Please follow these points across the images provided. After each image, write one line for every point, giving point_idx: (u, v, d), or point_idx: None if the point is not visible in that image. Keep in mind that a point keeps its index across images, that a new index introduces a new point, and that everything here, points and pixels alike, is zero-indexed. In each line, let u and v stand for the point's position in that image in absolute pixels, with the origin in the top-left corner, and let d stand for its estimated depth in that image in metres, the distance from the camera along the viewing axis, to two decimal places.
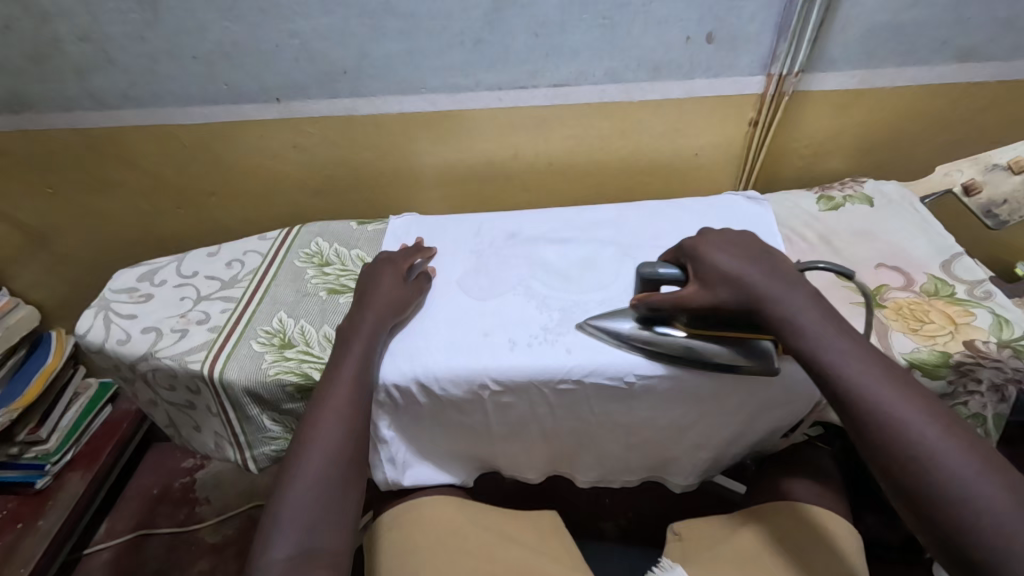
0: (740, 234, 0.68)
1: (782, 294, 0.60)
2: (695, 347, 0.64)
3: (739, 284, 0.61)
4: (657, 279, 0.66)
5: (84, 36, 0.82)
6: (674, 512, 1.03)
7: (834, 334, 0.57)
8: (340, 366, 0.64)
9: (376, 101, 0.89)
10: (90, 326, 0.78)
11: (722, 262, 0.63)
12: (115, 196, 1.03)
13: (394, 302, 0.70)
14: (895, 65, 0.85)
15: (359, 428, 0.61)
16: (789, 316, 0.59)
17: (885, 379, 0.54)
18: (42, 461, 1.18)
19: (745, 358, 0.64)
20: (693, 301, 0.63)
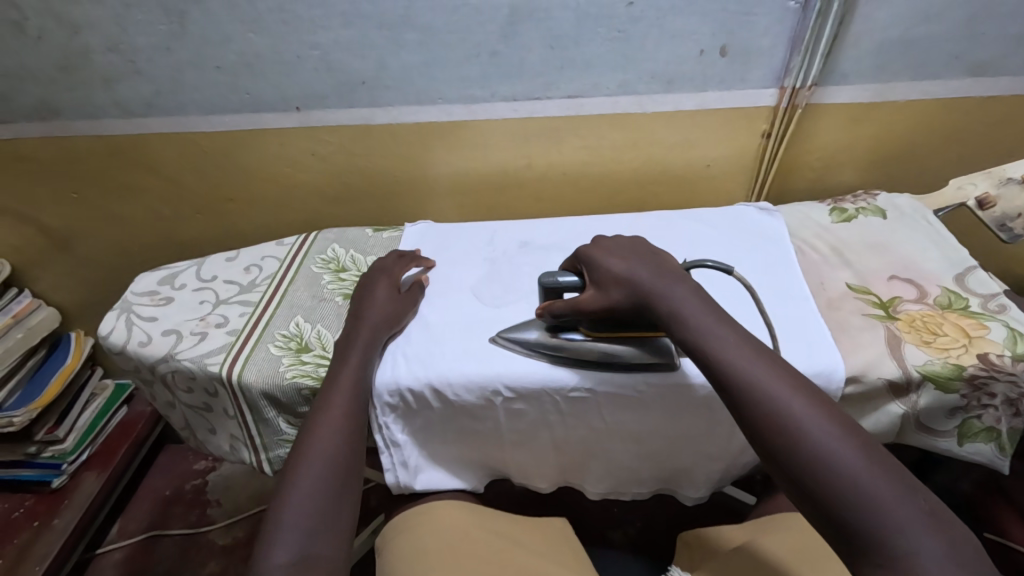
0: (630, 238, 0.70)
1: (671, 292, 0.61)
2: (608, 351, 0.66)
3: (633, 285, 0.62)
4: (557, 288, 0.68)
5: (113, 46, 0.85)
6: (684, 523, 1.02)
7: (723, 331, 0.57)
8: (337, 377, 0.65)
9: (393, 111, 0.91)
10: (113, 328, 0.79)
11: (614, 265, 0.65)
12: (137, 202, 1.05)
13: (388, 314, 0.72)
14: (908, 79, 0.85)
15: (357, 439, 0.62)
16: (683, 316, 0.59)
17: (772, 373, 0.53)
18: (59, 460, 1.20)
19: (651, 356, 0.66)
20: (590, 306, 0.64)
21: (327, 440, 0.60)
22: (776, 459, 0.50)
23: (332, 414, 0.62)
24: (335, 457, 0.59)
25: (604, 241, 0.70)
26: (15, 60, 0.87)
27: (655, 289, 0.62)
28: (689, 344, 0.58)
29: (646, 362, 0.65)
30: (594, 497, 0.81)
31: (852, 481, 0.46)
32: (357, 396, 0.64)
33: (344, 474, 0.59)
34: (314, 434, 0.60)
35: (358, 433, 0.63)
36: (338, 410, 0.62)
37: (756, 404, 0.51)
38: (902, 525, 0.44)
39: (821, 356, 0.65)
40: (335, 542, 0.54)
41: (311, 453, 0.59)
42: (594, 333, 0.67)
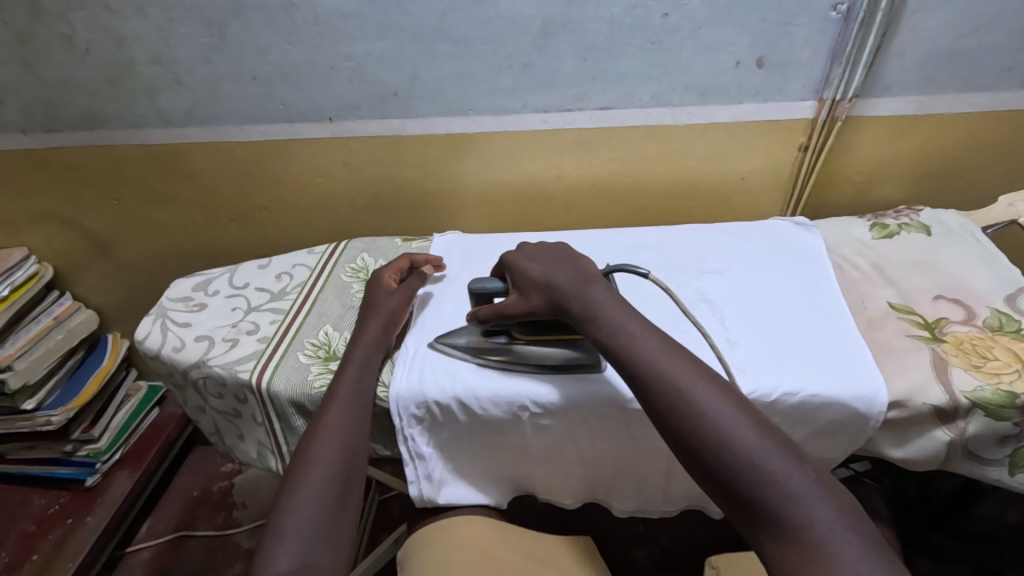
0: (558, 246, 0.69)
1: (587, 298, 0.60)
2: (535, 354, 0.68)
3: (548, 291, 0.63)
4: (486, 295, 0.69)
5: (156, 59, 0.87)
6: (710, 543, 0.99)
7: (666, 356, 0.54)
8: (337, 386, 0.66)
9: (424, 122, 0.91)
10: (148, 333, 0.81)
11: (533, 271, 0.65)
12: (175, 209, 1.08)
13: (389, 320, 0.73)
14: (955, 92, 0.82)
15: (357, 446, 0.62)
16: (597, 313, 0.59)
17: (716, 399, 0.50)
18: (93, 459, 1.23)
19: (577, 357, 0.67)
20: (512, 310, 0.65)
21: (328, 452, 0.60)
22: (675, 436, 0.50)
23: (332, 424, 0.62)
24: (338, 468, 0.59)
25: (522, 250, 0.69)
26: (65, 72, 0.90)
27: (590, 305, 0.60)
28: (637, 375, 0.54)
29: (573, 363, 0.67)
30: (620, 515, 0.79)
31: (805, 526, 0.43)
32: (360, 405, 0.65)
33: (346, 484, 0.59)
34: (314, 446, 0.60)
35: (360, 443, 0.62)
36: (339, 423, 0.62)
37: (699, 439, 0.48)
38: (837, 547, 0.42)
39: (863, 379, 0.62)
40: (336, 552, 0.54)
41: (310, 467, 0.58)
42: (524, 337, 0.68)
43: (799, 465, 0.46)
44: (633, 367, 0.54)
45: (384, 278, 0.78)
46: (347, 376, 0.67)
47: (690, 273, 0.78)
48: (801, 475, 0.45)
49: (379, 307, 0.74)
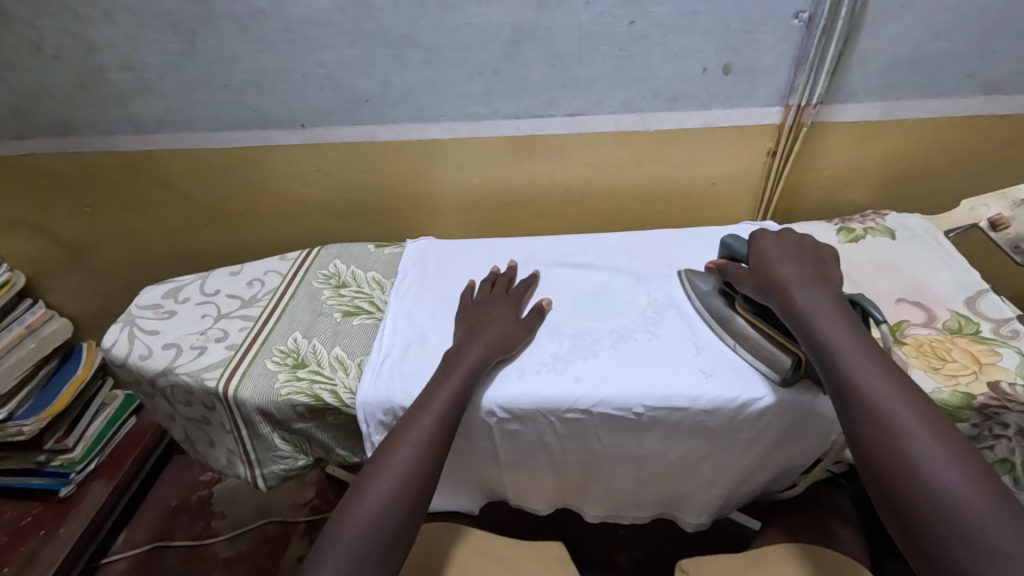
0: (808, 240, 0.68)
1: (809, 298, 0.60)
2: (744, 332, 0.66)
3: (766, 280, 0.63)
4: (734, 254, 0.71)
5: (126, 65, 0.87)
6: (688, 546, 0.97)
7: (863, 353, 0.55)
8: (431, 398, 0.63)
9: (397, 128, 0.91)
10: (115, 340, 0.80)
11: (768, 250, 0.66)
12: (148, 215, 1.07)
13: (500, 339, 0.68)
14: (917, 98, 0.84)
15: (433, 470, 0.59)
16: (813, 316, 0.59)
17: (897, 398, 0.51)
18: (67, 469, 1.22)
19: (777, 359, 0.63)
20: (738, 277, 0.67)
21: (400, 467, 0.58)
22: (871, 465, 0.50)
23: (417, 443, 0.60)
24: (405, 485, 0.57)
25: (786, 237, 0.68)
26: (34, 77, 0.90)
27: (796, 294, 0.61)
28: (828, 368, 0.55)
29: (771, 362, 0.63)
30: (593, 521, 0.79)
31: (970, 526, 0.43)
32: (447, 427, 0.61)
33: (409, 509, 0.57)
34: (390, 462, 0.58)
35: (438, 466, 0.60)
36: (424, 432, 0.60)
37: (897, 470, 0.48)
38: None
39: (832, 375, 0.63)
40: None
41: (377, 479, 0.57)
42: (748, 316, 0.67)
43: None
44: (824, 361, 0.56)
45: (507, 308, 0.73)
46: (442, 389, 0.63)
47: (660, 278, 0.79)
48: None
49: (483, 330, 0.70)
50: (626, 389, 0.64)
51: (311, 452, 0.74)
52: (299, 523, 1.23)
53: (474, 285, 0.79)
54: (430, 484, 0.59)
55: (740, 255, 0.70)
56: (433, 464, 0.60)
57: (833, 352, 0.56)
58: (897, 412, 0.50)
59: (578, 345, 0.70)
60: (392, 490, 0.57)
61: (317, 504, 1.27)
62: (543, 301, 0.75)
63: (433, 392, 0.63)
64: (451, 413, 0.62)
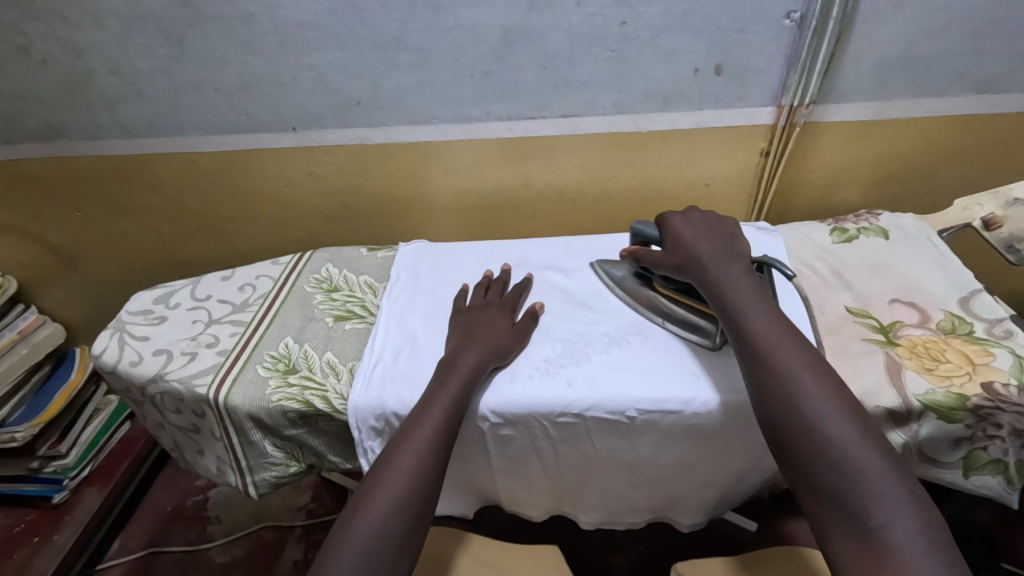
0: (712, 216, 0.74)
1: (724, 271, 0.65)
2: (666, 307, 0.72)
3: (687, 258, 0.68)
4: (645, 238, 0.74)
5: (115, 69, 0.86)
6: (686, 547, 0.97)
7: (764, 315, 0.60)
8: (429, 407, 0.62)
9: (388, 130, 0.91)
10: (105, 347, 0.79)
11: (684, 233, 0.70)
12: (139, 220, 1.07)
13: (495, 345, 0.68)
14: (909, 97, 0.83)
15: (433, 481, 0.59)
16: (726, 286, 0.63)
17: (791, 354, 0.56)
18: (61, 476, 1.21)
19: (702, 326, 0.69)
20: (659, 263, 0.71)
21: (398, 484, 0.57)
22: (767, 413, 0.54)
23: (415, 452, 0.59)
24: (406, 502, 0.57)
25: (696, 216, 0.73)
26: (22, 83, 0.89)
27: (712, 268, 0.65)
28: (735, 329, 0.60)
29: (695, 329, 0.69)
30: (587, 525, 0.79)
31: (845, 458, 0.48)
32: (446, 436, 0.61)
33: (409, 524, 0.56)
34: (390, 473, 0.58)
35: (437, 477, 0.59)
36: (421, 443, 0.60)
37: (790, 418, 0.52)
38: (910, 553, 0.43)
39: None
40: None
41: (376, 497, 0.56)
42: (668, 294, 0.72)
43: (892, 472, 0.47)
44: (733, 323, 0.60)
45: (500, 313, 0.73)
46: (437, 402, 0.62)
47: None
48: (892, 481, 0.47)
49: (477, 336, 0.69)
50: (618, 392, 0.64)
51: (303, 458, 0.74)
52: (294, 528, 1.23)
53: (467, 290, 0.79)
54: (430, 498, 0.58)
55: (651, 240, 0.74)
56: (433, 479, 0.59)
57: (739, 315, 0.60)
58: (792, 365, 0.55)
59: (570, 348, 0.70)
60: (393, 507, 0.56)
61: (313, 508, 1.27)
62: (536, 304, 0.75)
63: (429, 405, 0.62)
64: (451, 419, 0.61)
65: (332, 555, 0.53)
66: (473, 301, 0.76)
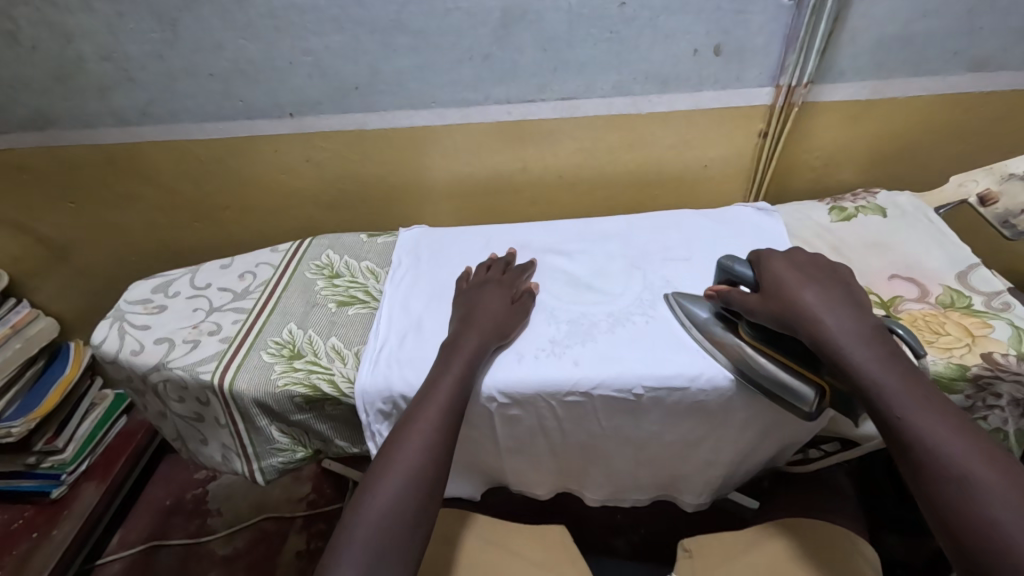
0: (820, 261, 0.65)
1: (844, 329, 0.57)
2: (754, 361, 0.62)
3: (792, 306, 0.59)
4: (733, 276, 0.66)
5: (107, 55, 0.85)
6: (688, 525, 0.98)
7: (881, 356, 0.54)
8: (435, 387, 0.62)
9: (387, 115, 0.90)
10: (105, 336, 0.79)
11: (785, 276, 0.62)
12: (133, 210, 1.05)
13: (498, 325, 0.68)
14: (905, 77, 0.84)
15: (442, 459, 0.59)
16: (851, 350, 0.55)
17: (959, 444, 0.49)
18: (58, 470, 1.20)
19: (796, 391, 0.59)
20: (751, 309, 0.62)
21: (409, 462, 0.58)
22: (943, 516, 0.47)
23: (423, 431, 0.59)
24: (417, 480, 0.57)
25: (795, 258, 0.65)
26: (11, 70, 0.87)
27: (831, 325, 0.57)
28: (849, 374, 0.54)
29: (788, 393, 0.60)
30: (592, 504, 0.80)
31: None
32: (453, 414, 0.61)
33: (421, 500, 0.57)
34: (399, 453, 0.58)
35: (446, 454, 0.60)
36: (428, 423, 0.60)
37: (971, 524, 0.46)
38: None
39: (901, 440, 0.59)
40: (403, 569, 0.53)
41: (387, 477, 0.57)
42: (755, 343, 0.62)
43: None
44: (870, 397, 0.53)
45: (501, 292, 0.73)
46: (444, 381, 0.62)
47: (655, 261, 0.79)
48: None
49: (478, 315, 0.69)
50: (624, 370, 0.64)
51: (309, 443, 0.74)
52: (295, 518, 1.23)
53: (467, 272, 0.79)
54: (441, 475, 0.59)
55: (741, 280, 0.65)
56: (444, 456, 0.59)
57: (873, 381, 0.53)
58: (960, 460, 0.48)
59: (575, 329, 0.70)
60: (403, 485, 0.56)
61: (314, 498, 1.26)
62: (531, 285, 0.76)
63: (435, 384, 0.62)
64: (457, 398, 0.61)
65: (345, 534, 0.54)
66: (474, 281, 0.76)
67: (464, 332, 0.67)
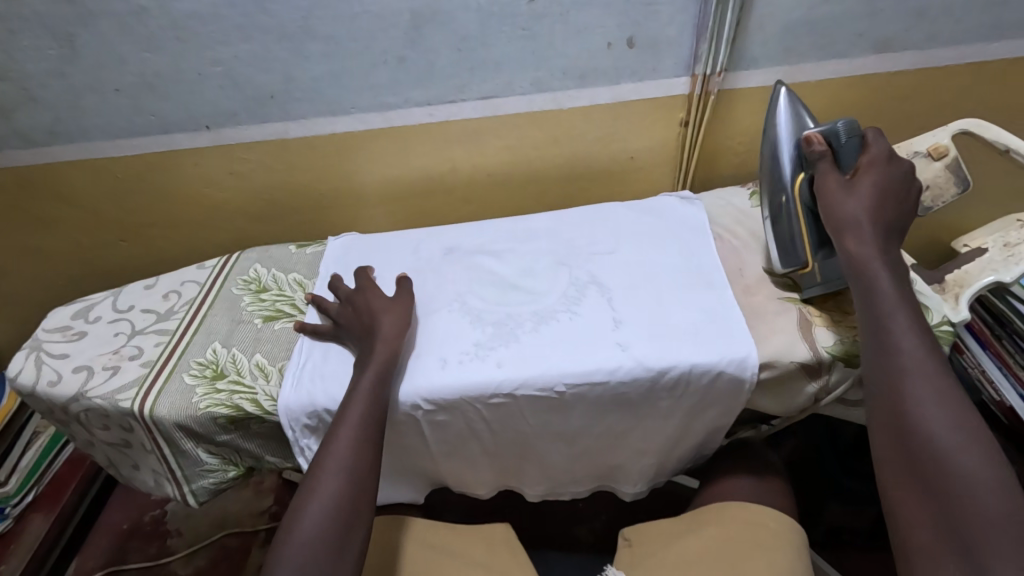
0: (906, 191, 0.67)
1: (874, 260, 0.61)
2: (784, 210, 0.70)
3: (846, 217, 0.64)
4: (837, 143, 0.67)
5: (4, 75, 0.81)
6: (639, 510, 0.99)
7: (909, 326, 0.58)
8: (347, 404, 0.63)
9: (307, 123, 0.89)
10: (21, 368, 0.76)
11: (865, 184, 0.65)
12: (54, 233, 1.02)
13: (398, 330, 0.68)
14: (815, 60, 0.86)
15: (359, 481, 0.60)
16: (873, 275, 0.61)
17: (926, 373, 0.55)
18: (1, 504, 1.16)
19: (794, 252, 0.70)
20: (832, 194, 0.65)
21: (333, 487, 0.59)
22: (892, 424, 0.55)
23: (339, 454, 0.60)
24: (335, 508, 0.58)
25: (893, 175, 0.66)
26: None
27: (860, 249, 0.62)
28: (873, 334, 0.59)
29: (783, 246, 0.71)
30: (534, 500, 0.80)
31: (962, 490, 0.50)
32: (367, 432, 0.62)
33: (349, 519, 0.58)
34: (319, 479, 0.59)
35: (366, 474, 0.61)
36: (346, 446, 0.61)
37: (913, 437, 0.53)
38: None
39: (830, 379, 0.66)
40: None
41: (309, 506, 0.58)
42: (801, 203, 0.69)
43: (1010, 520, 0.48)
44: (871, 321, 0.60)
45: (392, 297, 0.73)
46: (355, 401, 0.62)
47: (581, 256, 0.79)
48: (1006, 525, 0.48)
49: (381, 325, 0.69)
50: (547, 368, 0.65)
51: (241, 462, 0.73)
52: (258, 532, 1.21)
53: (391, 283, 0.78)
54: (368, 490, 0.61)
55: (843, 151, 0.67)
56: (367, 473, 0.61)
57: (880, 306, 0.59)
58: (922, 382, 0.55)
59: (501, 330, 0.70)
60: (328, 509, 0.58)
61: (276, 510, 1.25)
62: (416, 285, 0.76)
63: (350, 400, 0.63)
64: (372, 411, 0.62)
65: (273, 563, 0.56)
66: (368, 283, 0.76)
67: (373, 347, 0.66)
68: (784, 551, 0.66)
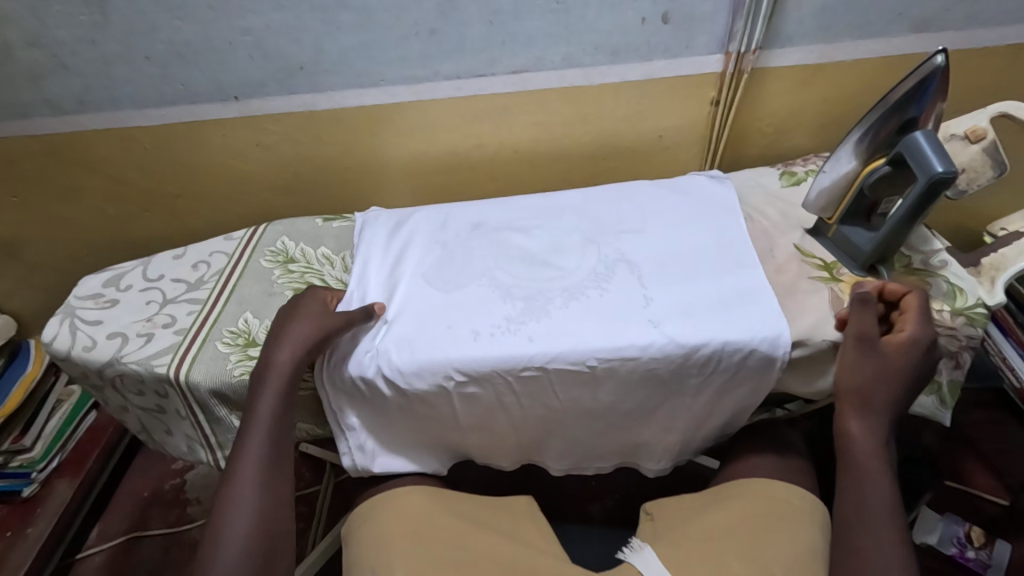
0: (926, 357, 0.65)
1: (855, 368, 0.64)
2: (842, 163, 0.72)
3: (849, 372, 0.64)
4: (924, 167, 0.62)
5: (34, 41, 0.81)
6: (657, 488, 1.01)
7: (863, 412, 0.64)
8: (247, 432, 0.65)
9: (335, 96, 0.88)
10: (56, 333, 0.77)
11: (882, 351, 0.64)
12: (79, 201, 1.02)
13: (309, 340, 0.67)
14: (852, 39, 0.85)
15: (265, 510, 0.63)
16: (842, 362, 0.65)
17: (869, 455, 0.63)
18: (28, 469, 1.17)
19: (822, 200, 0.75)
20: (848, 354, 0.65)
21: (239, 529, 0.61)
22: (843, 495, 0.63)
23: (244, 488, 0.63)
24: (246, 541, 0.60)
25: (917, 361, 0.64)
26: None
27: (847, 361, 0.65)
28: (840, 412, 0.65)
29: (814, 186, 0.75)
30: (557, 474, 0.81)
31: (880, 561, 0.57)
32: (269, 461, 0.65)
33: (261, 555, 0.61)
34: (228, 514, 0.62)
35: (271, 504, 0.63)
36: (247, 480, 0.63)
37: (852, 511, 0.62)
38: None
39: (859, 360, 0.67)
40: None
41: (222, 536, 0.60)
42: (862, 178, 0.70)
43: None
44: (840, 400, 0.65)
45: (310, 302, 0.72)
46: (255, 427, 0.65)
47: (610, 234, 0.79)
48: None
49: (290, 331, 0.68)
50: (578, 344, 0.66)
51: None
52: None
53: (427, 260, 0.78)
54: (280, 522, 0.63)
55: (919, 185, 0.63)
56: (275, 504, 0.64)
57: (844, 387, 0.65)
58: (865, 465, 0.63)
59: (531, 305, 0.71)
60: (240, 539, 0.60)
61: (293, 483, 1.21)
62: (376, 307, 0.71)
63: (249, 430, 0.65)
64: (269, 442, 0.65)
65: None
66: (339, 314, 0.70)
67: (265, 371, 0.67)
68: (808, 528, 0.67)
